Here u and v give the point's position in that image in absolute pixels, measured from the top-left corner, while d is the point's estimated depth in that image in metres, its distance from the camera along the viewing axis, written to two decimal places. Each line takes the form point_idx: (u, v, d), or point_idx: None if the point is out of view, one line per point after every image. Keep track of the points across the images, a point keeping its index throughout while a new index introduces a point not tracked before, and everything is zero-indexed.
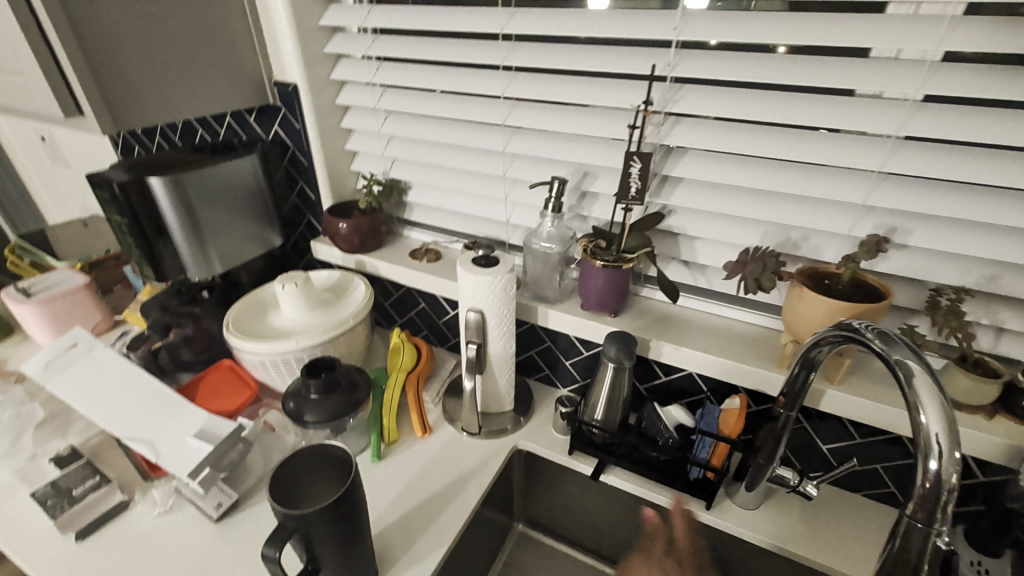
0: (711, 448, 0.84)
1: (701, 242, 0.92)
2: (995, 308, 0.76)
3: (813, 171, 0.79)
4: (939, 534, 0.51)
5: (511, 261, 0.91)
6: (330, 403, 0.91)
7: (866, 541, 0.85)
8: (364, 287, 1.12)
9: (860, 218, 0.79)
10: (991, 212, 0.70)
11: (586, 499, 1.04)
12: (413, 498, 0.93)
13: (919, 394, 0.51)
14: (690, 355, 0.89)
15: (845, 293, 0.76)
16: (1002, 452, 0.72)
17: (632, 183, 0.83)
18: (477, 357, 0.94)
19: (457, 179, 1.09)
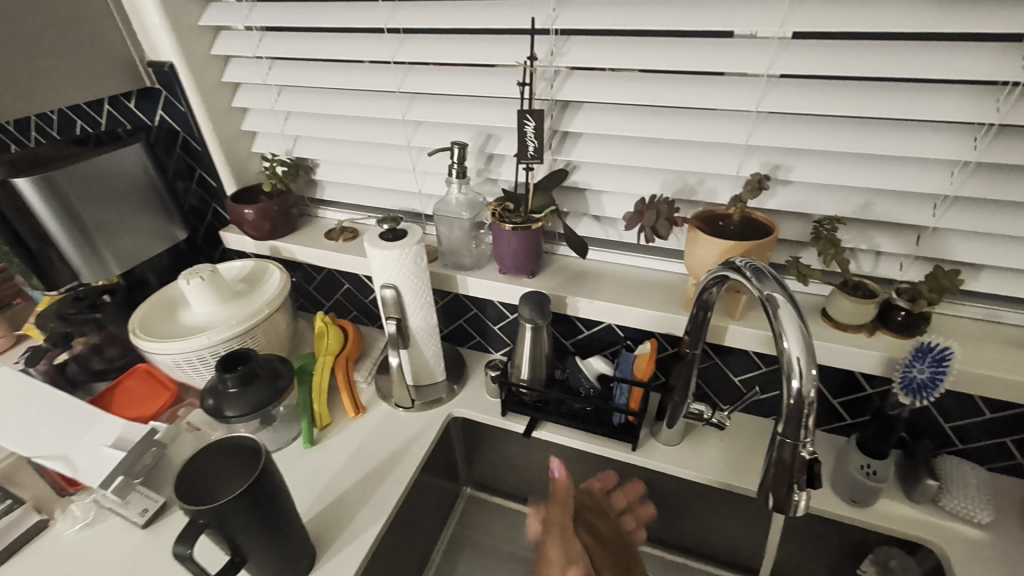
0: (628, 394, 0.88)
1: (607, 195, 0.93)
2: (871, 233, 0.81)
3: (699, 115, 0.81)
4: (805, 446, 0.56)
5: (420, 232, 0.89)
6: (249, 395, 0.89)
7: None
8: (279, 273, 1.08)
9: (746, 159, 0.81)
10: (858, 142, 0.74)
11: (525, 456, 1.07)
12: (350, 477, 0.94)
13: (782, 323, 0.55)
14: (603, 307, 0.91)
15: (736, 232, 0.80)
16: (881, 365, 0.79)
17: (529, 141, 0.83)
18: (398, 333, 0.94)
19: (363, 152, 1.06)
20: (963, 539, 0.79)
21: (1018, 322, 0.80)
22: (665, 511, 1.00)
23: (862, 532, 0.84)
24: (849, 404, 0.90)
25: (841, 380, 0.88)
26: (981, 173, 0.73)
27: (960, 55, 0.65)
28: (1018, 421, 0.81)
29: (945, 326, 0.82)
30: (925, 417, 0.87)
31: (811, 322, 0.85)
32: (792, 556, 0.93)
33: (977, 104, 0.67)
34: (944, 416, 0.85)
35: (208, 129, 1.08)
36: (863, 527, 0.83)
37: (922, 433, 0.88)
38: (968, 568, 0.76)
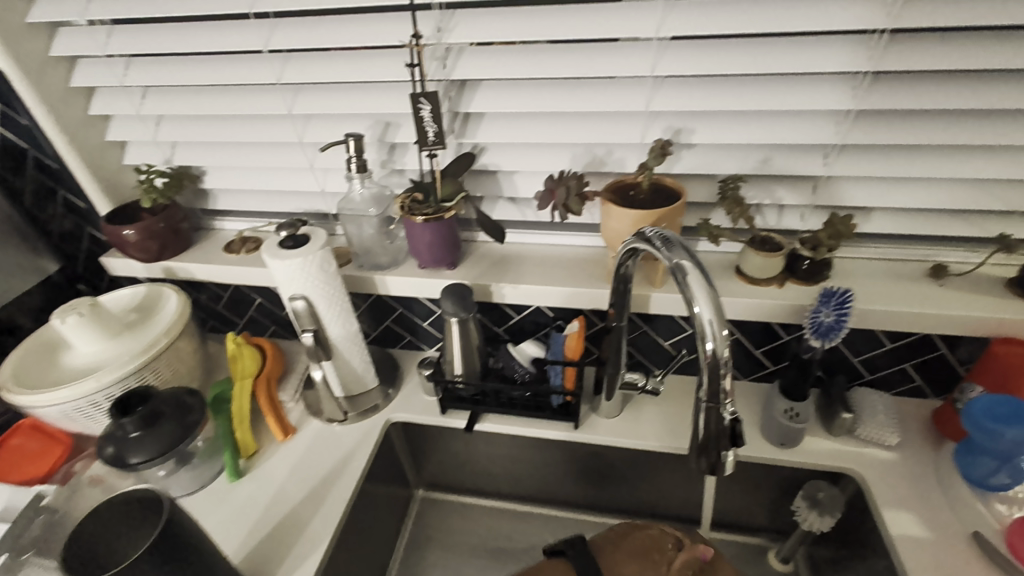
0: (563, 374, 0.88)
1: (519, 175, 0.91)
2: (772, 188, 0.84)
3: (598, 85, 0.79)
4: (726, 408, 0.56)
5: (323, 235, 0.83)
6: (156, 437, 0.80)
7: None
8: (176, 296, 0.97)
9: (649, 125, 0.81)
10: (749, 100, 0.75)
11: (471, 451, 1.05)
12: (283, 506, 0.88)
13: (692, 289, 0.55)
14: (528, 290, 0.89)
15: (646, 201, 0.80)
16: (793, 313, 0.82)
17: (428, 127, 0.78)
18: (316, 345, 0.87)
19: (252, 154, 0.97)
20: (877, 462, 0.85)
21: (907, 256, 0.86)
22: (614, 480, 1.02)
23: (792, 470, 0.89)
24: (770, 352, 0.94)
25: (760, 331, 0.92)
26: (862, 120, 0.76)
27: (831, 7, 0.67)
28: (914, 347, 0.88)
29: (845, 268, 0.87)
30: (837, 355, 0.92)
31: (727, 279, 0.87)
32: (735, 502, 0.97)
33: (850, 54, 0.69)
34: (852, 352, 0.91)
35: (63, 143, 0.94)
36: (792, 466, 0.88)
37: (836, 369, 0.93)
38: (883, 488, 0.82)
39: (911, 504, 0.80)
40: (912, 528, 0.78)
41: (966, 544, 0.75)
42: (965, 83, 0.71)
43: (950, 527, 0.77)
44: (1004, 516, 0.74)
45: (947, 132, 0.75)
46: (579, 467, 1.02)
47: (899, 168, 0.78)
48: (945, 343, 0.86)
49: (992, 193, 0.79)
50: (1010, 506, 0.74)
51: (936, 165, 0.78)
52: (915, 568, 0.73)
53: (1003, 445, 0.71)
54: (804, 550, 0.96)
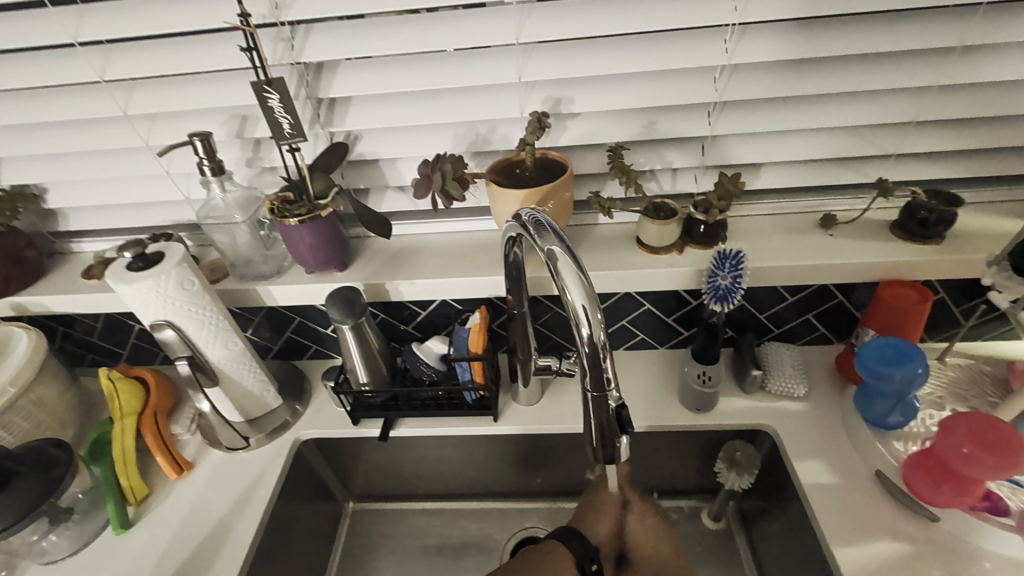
0: (470, 369, 0.83)
1: (402, 161, 0.84)
2: (663, 152, 0.81)
3: (467, 57, 0.74)
4: (611, 394, 0.55)
5: (180, 249, 0.73)
6: (10, 502, 0.69)
7: (629, 387, 0.93)
8: (26, 337, 0.85)
9: (528, 96, 0.76)
10: (623, 63, 0.72)
11: (394, 456, 0.99)
12: (180, 551, 0.79)
13: (563, 275, 0.51)
14: (425, 285, 0.83)
15: (532, 177, 0.75)
16: (694, 278, 0.81)
17: (281, 119, 0.70)
18: (195, 372, 0.78)
19: (96, 164, 0.85)
20: (789, 414, 0.87)
21: (798, 209, 0.87)
22: (545, 465, 1.00)
23: (712, 433, 0.89)
24: (682, 319, 0.94)
25: (669, 299, 0.91)
26: (739, 75, 0.74)
27: None
28: (814, 298, 0.89)
29: (741, 227, 0.86)
30: (745, 314, 0.92)
31: (629, 250, 0.84)
32: (664, 470, 0.97)
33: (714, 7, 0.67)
34: (758, 309, 0.91)
35: None
36: (711, 429, 0.88)
37: (746, 328, 0.94)
38: (794, 439, 0.84)
39: (820, 452, 0.82)
40: (822, 476, 0.79)
41: (871, 483, 0.78)
42: (828, 29, 0.70)
43: (855, 470, 0.80)
44: (900, 453, 0.77)
45: (822, 81, 0.74)
46: (507, 457, 0.98)
47: (780, 120, 0.77)
48: (841, 291, 0.88)
49: (869, 139, 0.80)
50: (906, 442, 0.78)
51: (815, 115, 0.77)
52: (825, 516, 0.75)
53: (893, 386, 0.72)
54: (733, 505, 0.98)
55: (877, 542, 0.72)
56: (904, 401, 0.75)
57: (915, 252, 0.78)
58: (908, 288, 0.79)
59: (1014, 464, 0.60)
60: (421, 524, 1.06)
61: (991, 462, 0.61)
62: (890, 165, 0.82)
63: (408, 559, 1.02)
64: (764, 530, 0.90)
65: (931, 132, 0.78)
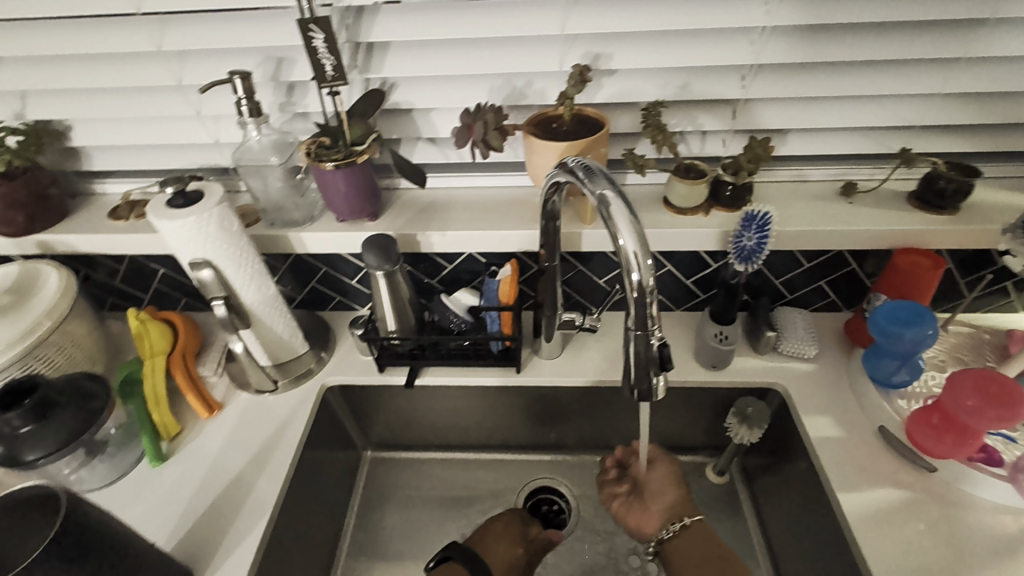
0: (499, 319, 0.86)
1: (437, 112, 0.84)
2: (694, 114, 0.83)
3: (511, 6, 0.73)
4: (653, 333, 0.58)
5: (219, 189, 0.74)
6: (52, 430, 0.71)
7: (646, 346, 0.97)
8: (56, 275, 0.86)
9: (568, 50, 0.77)
10: (668, 20, 0.72)
11: (416, 405, 1.02)
12: (215, 486, 0.82)
13: (616, 222, 0.54)
14: (456, 237, 0.85)
15: (570, 131, 0.76)
16: (719, 239, 0.84)
17: (324, 59, 0.70)
18: (231, 314, 0.80)
19: (124, 103, 0.83)
20: (799, 374, 0.91)
21: (821, 177, 0.89)
22: (560, 419, 1.04)
23: (724, 390, 0.94)
24: (700, 281, 0.97)
25: (690, 261, 0.93)
26: (778, 37, 0.75)
27: None
28: (828, 264, 0.92)
29: (765, 192, 0.88)
30: (761, 278, 0.96)
31: (657, 211, 0.86)
32: (674, 426, 1.02)
33: None
34: (774, 274, 0.95)
35: None
36: (724, 386, 0.93)
37: (761, 292, 0.97)
38: (803, 397, 0.88)
39: (827, 409, 0.87)
40: (829, 430, 0.84)
41: (873, 438, 0.83)
42: None
43: (859, 425, 0.84)
44: (903, 410, 0.82)
45: (856, 47, 0.75)
46: (524, 409, 1.02)
47: (812, 86, 0.79)
48: (855, 258, 0.91)
49: (895, 109, 0.82)
50: (909, 400, 0.83)
51: (846, 82, 0.79)
52: (832, 466, 0.80)
53: (903, 346, 0.77)
54: (737, 461, 1.03)
55: (878, 489, 0.77)
56: (911, 361, 0.80)
57: (929, 221, 0.82)
58: (922, 255, 0.83)
59: (1013, 415, 0.66)
60: (438, 474, 1.10)
61: (993, 412, 0.66)
62: (912, 136, 0.85)
63: (426, 504, 1.06)
64: (768, 484, 0.95)
65: (956, 103, 0.81)
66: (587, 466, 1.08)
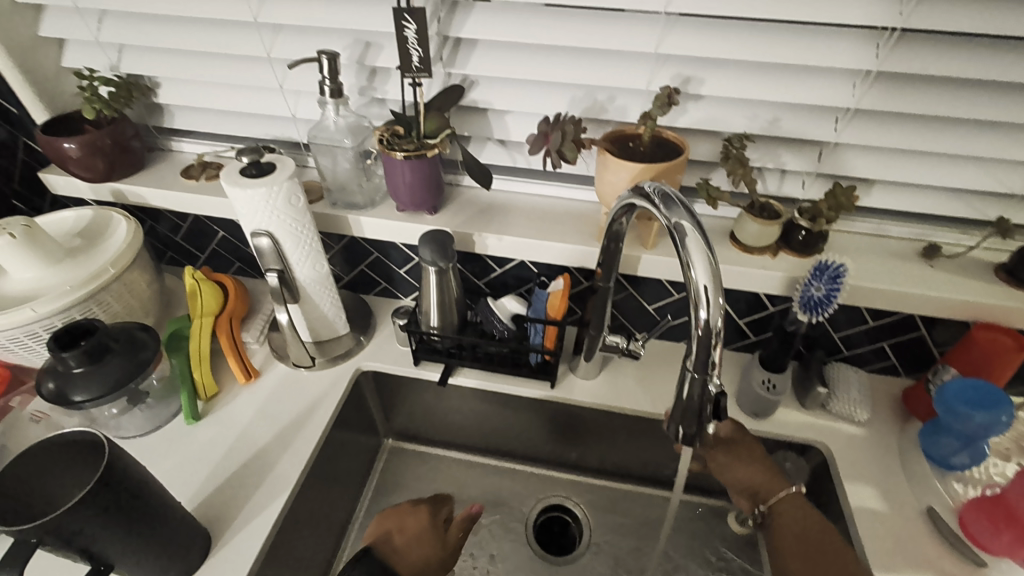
0: (543, 333, 0.84)
1: (512, 115, 0.83)
2: (778, 152, 0.79)
3: (608, 18, 0.72)
4: (712, 378, 0.55)
5: (292, 165, 0.75)
6: (101, 374, 0.74)
7: None
8: (126, 224, 0.88)
9: (658, 70, 0.74)
10: (767, 53, 0.69)
11: (444, 402, 1.02)
12: (245, 451, 0.84)
13: (689, 251, 0.52)
14: (512, 243, 0.84)
15: (647, 153, 0.74)
16: (783, 284, 0.80)
17: (412, 50, 0.70)
18: (283, 286, 0.81)
19: (212, 67, 0.85)
20: (846, 437, 0.86)
21: (902, 234, 0.84)
22: (586, 440, 1.02)
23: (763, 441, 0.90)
24: (754, 323, 0.93)
25: (746, 301, 0.90)
26: (882, 84, 0.71)
27: None
28: (895, 326, 0.87)
29: (840, 243, 0.84)
30: (819, 330, 0.91)
31: (722, 246, 0.83)
32: (703, 467, 0.98)
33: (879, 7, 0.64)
34: (834, 327, 0.90)
35: None
36: (763, 436, 0.88)
37: (816, 344, 0.93)
38: (849, 462, 0.83)
39: (873, 479, 0.82)
40: (872, 502, 0.79)
41: (919, 518, 0.78)
42: (987, 50, 0.67)
43: (905, 502, 0.79)
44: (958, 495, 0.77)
45: (967, 104, 0.70)
46: (551, 424, 1.00)
47: (911, 139, 0.74)
48: (925, 324, 0.86)
49: (996, 174, 0.76)
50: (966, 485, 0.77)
51: (949, 139, 0.74)
52: (871, 541, 0.75)
53: (967, 427, 0.72)
54: None
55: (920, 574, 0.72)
56: (975, 446, 0.74)
57: (1016, 298, 0.76)
58: (1003, 332, 0.77)
59: None
60: (453, 474, 1.09)
61: None
62: (1010, 204, 0.79)
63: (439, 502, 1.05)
64: None
65: None
66: (605, 491, 1.06)
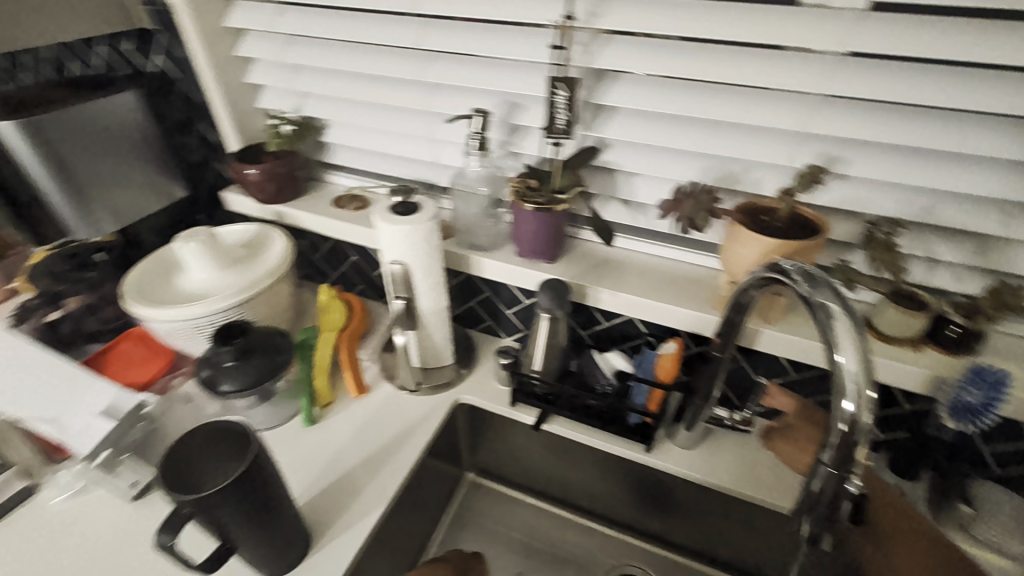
0: (647, 394, 0.86)
1: (640, 178, 0.86)
2: (929, 240, 0.74)
3: (753, 95, 0.73)
4: (853, 479, 0.50)
5: (435, 207, 0.82)
6: (246, 370, 0.83)
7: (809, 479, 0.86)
8: (283, 241, 1.01)
9: (800, 148, 0.74)
10: (928, 139, 0.66)
11: (532, 447, 1.02)
12: (348, 462, 0.89)
13: (836, 334, 0.49)
14: (626, 300, 0.85)
15: (782, 229, 0.72)
16: (925, 383, 0.73)
17: (559, 114, 0.75)
18: (406, 312, 0.88)
19: (375, 115, 0.97)
20: None
21: None
22: (673, 514, 0.96)
23: None
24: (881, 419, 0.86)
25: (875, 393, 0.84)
26: None
27: None
28: None
29: (998, 346, 0.75)
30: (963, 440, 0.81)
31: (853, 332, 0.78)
32: None
33: None
34: (983, 440, 0.79)
35: (212, 79, 0.98)
36: None
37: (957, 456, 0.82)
38: None
39: None
40: None
41: None
42: None
43: None
44: None
45: None
46: (639, 490, 0.96)
47: None
48: None
49: None
50: None
51: None
52: None
53: None
54: None
55: None
56: None
57: None
58: None
59: None
60: (526, 520, 1.08)
61: None
62: None
63: (512, 548, 1.04)
64: None
65: None
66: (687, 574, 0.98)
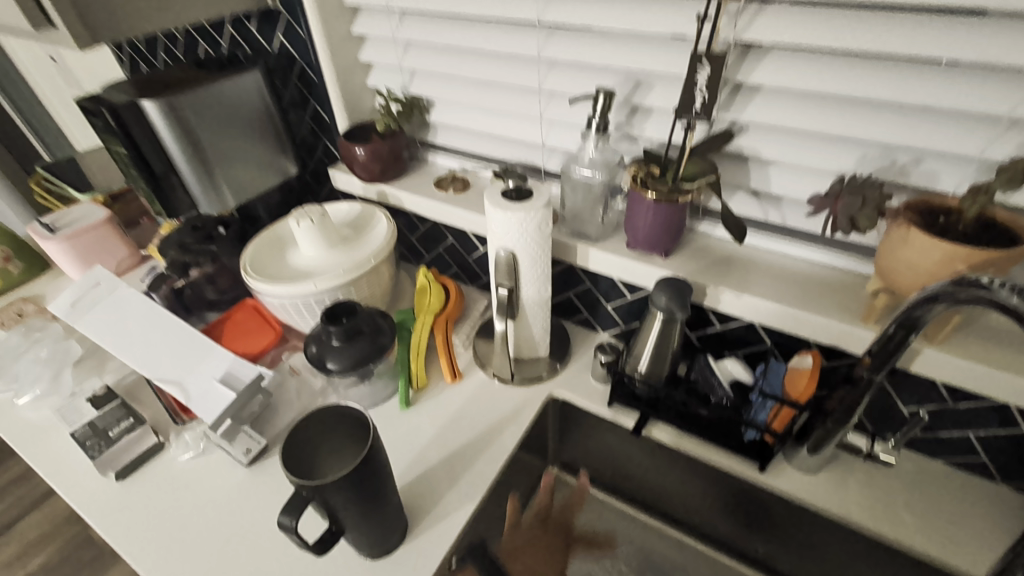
0: (773, 411, 0.76)
1: (778, 167, 0.76)
2: None
3: (944, 72, 0.61)
4: None
5: (547, 193, 0.77)
6: (352, 349, 0.84)
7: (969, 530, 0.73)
8: (386, 222, 1.02)
9: (1001, 135, 0.61)
10: None
11: (625, 450, 0.97)
12: (441, 449, 0.88)
13: None
14: (752, 304, 0.76)
15: (968, 233, 0.60)
16: None
17: (697, 95, 0.67)
18: (510, 302, 0.85)
19: (484, 94, 0.93)
20: None
21: None
22: (783, 541, 0.87)
23: None
24: None
25: None
26: None
27: None
28: None
29: None
30: None
31: None
32: None
33: None
34: None
35: (326, 58, 0.99)
36: None
37: None
38: None
39: None
40: None
41: None
42: None
43: None
44: None
45: None
46: (744, 510, 0.88)
47: None
48: None
49: None
50: None
51: None
52: None
53: None
54: None
55: None
56: None
57: None
58: None
59: None
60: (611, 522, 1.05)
61: None
62: None
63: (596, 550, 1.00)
64: None
65: None
66: None
